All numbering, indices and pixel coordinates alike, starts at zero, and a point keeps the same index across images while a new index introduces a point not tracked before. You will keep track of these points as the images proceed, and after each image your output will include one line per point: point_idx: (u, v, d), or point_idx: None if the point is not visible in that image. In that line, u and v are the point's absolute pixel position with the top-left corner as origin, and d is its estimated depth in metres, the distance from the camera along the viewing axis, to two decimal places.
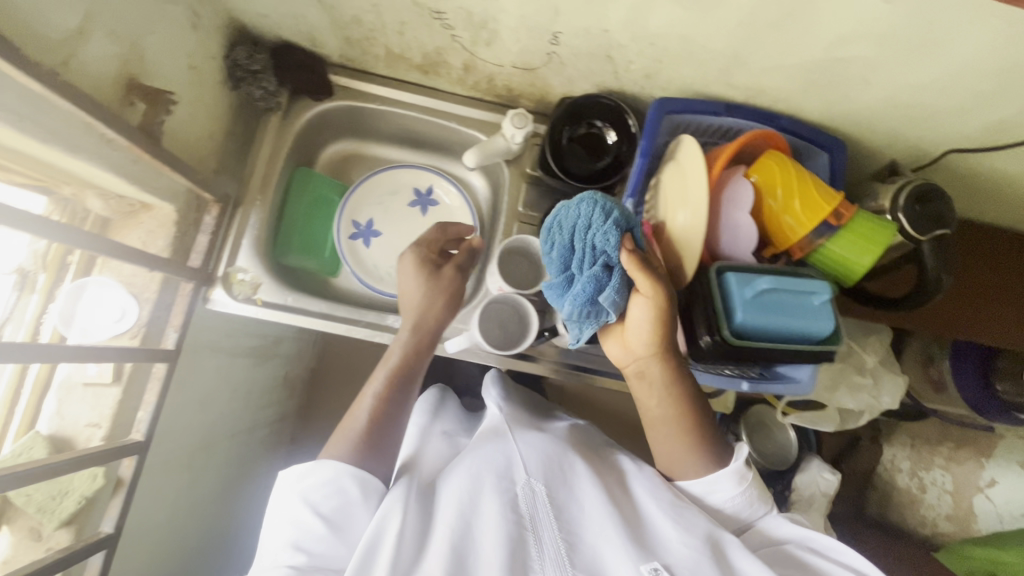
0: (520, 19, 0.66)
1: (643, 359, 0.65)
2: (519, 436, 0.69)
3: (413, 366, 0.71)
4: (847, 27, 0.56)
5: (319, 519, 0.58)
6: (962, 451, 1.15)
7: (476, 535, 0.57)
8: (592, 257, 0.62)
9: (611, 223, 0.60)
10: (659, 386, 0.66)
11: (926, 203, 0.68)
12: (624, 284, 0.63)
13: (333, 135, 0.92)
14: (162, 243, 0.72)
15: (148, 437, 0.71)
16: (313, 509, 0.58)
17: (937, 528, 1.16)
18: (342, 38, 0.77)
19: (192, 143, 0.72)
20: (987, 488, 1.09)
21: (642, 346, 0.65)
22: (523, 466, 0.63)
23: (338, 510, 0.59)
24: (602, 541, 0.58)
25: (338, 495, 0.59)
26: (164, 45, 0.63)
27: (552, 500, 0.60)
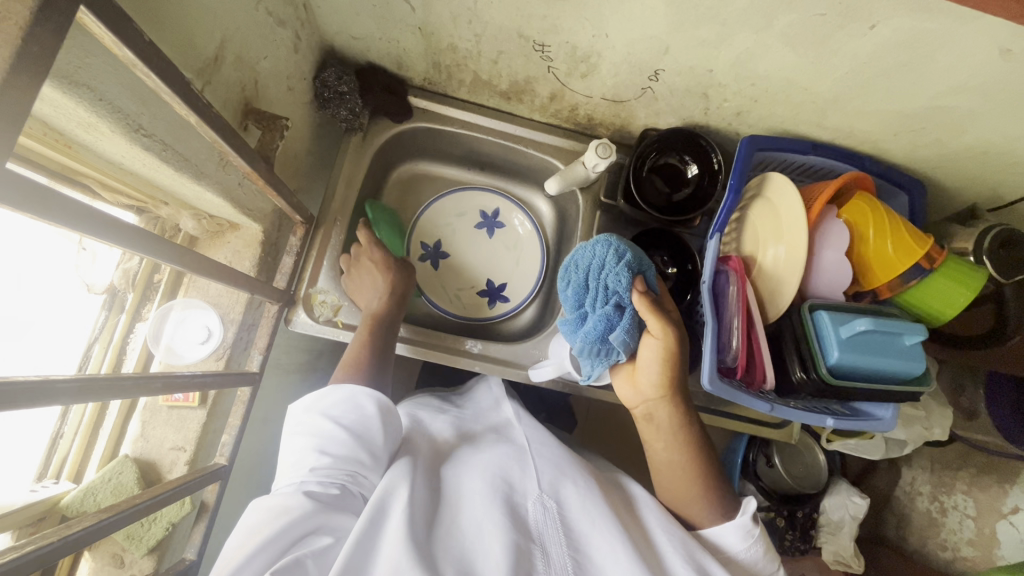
0: (625, 56, 0.67)
1: (652, 401, 0.64)
2: (535, 450, 0.68)
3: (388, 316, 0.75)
4: (959, 80, 0.58)
5: (340, 431, 0.60)
6: (983, 477, 1.15)
7: (481, 540, 0.55)
8: (606, 294, 0.63)
9: (623, 265, 0.61)
10: (667, 430, 0.64)
11: (1013, 246, 0.69)
12: (634, 325, 0.62)
13: (404, 156, 0.92)
14: (249, 263, 0.71)
15: (231, 461, 0.68)
16: (335, 420, 0.61)
17: (960, 552, 1.16)
18: (431, 63, 0.78)
19: (281, 164, 0.72)
20: (1011, 514, 1.08)
21: (653, 388, 0.63)
22: (537, 481, 0.62)
23: (357, 424, 0.61)
24: (609, 559, 0.55)
25: (355, 410, 0.62)
26: (271, 68, 0.63)
27: (562, 516, 0.59)
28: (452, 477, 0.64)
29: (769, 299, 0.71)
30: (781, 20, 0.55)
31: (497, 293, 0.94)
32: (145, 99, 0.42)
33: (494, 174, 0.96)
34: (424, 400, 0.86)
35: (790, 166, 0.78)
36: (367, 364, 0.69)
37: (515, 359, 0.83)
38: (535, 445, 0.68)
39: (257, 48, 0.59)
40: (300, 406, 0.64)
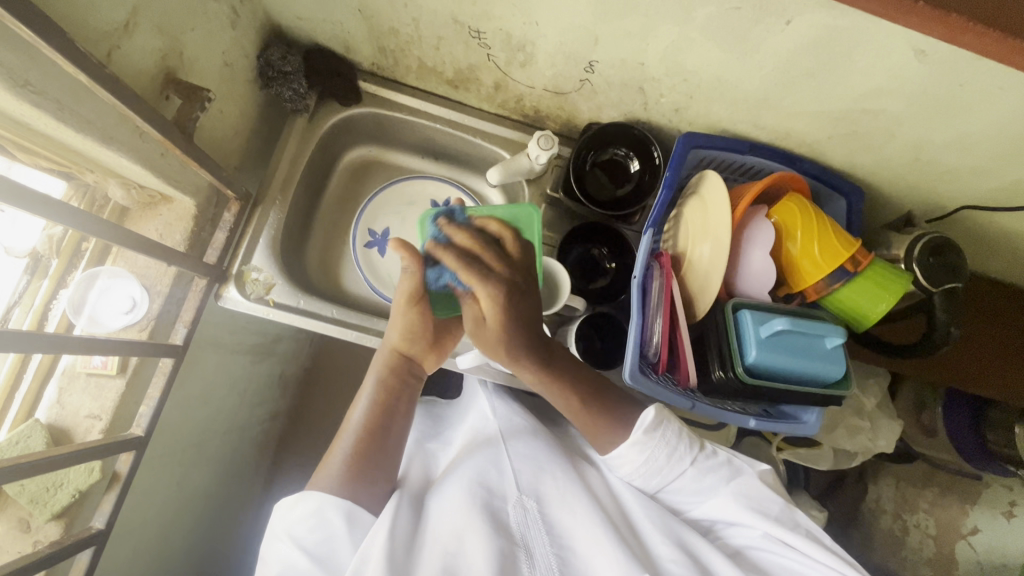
0: (558, 45, 0.67)
1: (494, 347, 0.66)
2: (512, 445, 0.69)
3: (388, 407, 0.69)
4: (879, 82, 0.58)
5: (305, 554, 0.56)
6: (945, 496, 1.15)
7: (464, 548, 0.57)
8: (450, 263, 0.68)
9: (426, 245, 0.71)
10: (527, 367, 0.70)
11: (941, 255, 0.69)
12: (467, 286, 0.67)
13: (355, 140, 0.92)
14: (179, 236, 0.71)
15: (148, 432, 0.69)
16: (297, 544, 0.57)
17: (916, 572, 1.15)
18: (377, 47, 0.78)
19: (216, 138, 0.72)
20: (970, 535, 1.10)
21: (492, 346, 0.66)
22: (515, 482, 0.64)
23: (322, 544, 0.57)
24: (593, 551, 0.57)
25: (320, 527, 0.58)
26: (201, 42, 0.64)
27: (543, 514, 0.61)
28: (439, 490, 0.66)
29: (698, 295, 0.71)
30: (698, 12, 0.55)
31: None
32: (24, 52, 0.44)
33: (447, 163, 0.96)
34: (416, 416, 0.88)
35: (729, 166, 0.79)
36: (366, 469, 0.64)
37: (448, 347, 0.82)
38: (511, 441, 0.70)
39: (180, 18, 0.60)
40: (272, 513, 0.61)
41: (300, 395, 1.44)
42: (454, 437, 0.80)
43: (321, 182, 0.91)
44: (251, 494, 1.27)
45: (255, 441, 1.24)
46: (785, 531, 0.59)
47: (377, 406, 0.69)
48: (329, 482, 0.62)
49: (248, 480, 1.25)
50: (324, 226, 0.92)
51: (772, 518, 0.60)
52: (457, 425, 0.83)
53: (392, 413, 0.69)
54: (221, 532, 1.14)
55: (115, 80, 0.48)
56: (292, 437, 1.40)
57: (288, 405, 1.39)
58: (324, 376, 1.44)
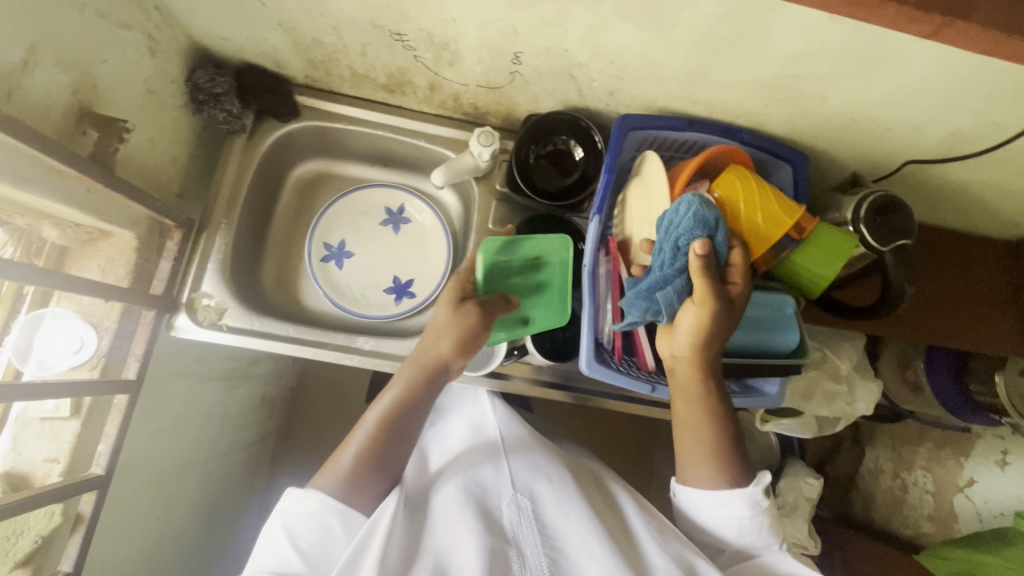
0: (480, 40, 0.66)
1: (679, 358, 0.62)
2: (511, 450, 0.71)
3: (400, 424, 0.67)
4: (799, 46, 0.57)
5: (297, 549, 0.58)
6: (942, 451, 1.15)
7: (456, 544, 0.58)
8: (694, 205, 0.59)
9: (691, 221, 0.59)
10: (694, 398, 0.63)
11: (887, 213, 0.69)
12: (674, 302, 0.61)
13: (300, 155, 0.91)
14: (123, 270, 0.70)
15: (109, 470, 0.68)
16: (291, 540, 0.59)
17: (920, 529, 1.16)
18: (306, 59, 0.77)
19: (150, 170, 0.72)
20: (967, 488, 1.09)
21: (680, 347, 0.62)
22: (511, 481, 0.65)
23: (316, 546, 0.59)
24: (582, 551, 0.59)
25: (318, 529, 0.60)
26: (117, 72, 0.63)
27: (537, 512, 0.63)
28: (439, 486, 0.68)
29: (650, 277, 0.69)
30: None
31: (405, 290, 0.93)
32: None
33: (397, 169, 0.96)
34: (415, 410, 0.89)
35: (670, 146, 0.78)
36: (371, 480, 0.64)
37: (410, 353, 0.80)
38: (509, 446, 0.72)
39: (88, 48, 0.58)
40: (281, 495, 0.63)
41: (289, 413, 1.44)
42: (451, 430, 0.81)
43: (271, 201, 0.91)
44: (246, 518, 1.28)
45: (243, 465, 1.25)
46: None
47: (397, 411, 0.67)
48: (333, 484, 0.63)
49: (240, 504, 1.25)
50: (279, 245, 0.92)
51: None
52: (453, 417, 0.84)
53: (411, 420, 0.67)
54: (217, 559, 1.14)
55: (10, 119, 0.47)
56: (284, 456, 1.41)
57: (277, 424, 1.40)
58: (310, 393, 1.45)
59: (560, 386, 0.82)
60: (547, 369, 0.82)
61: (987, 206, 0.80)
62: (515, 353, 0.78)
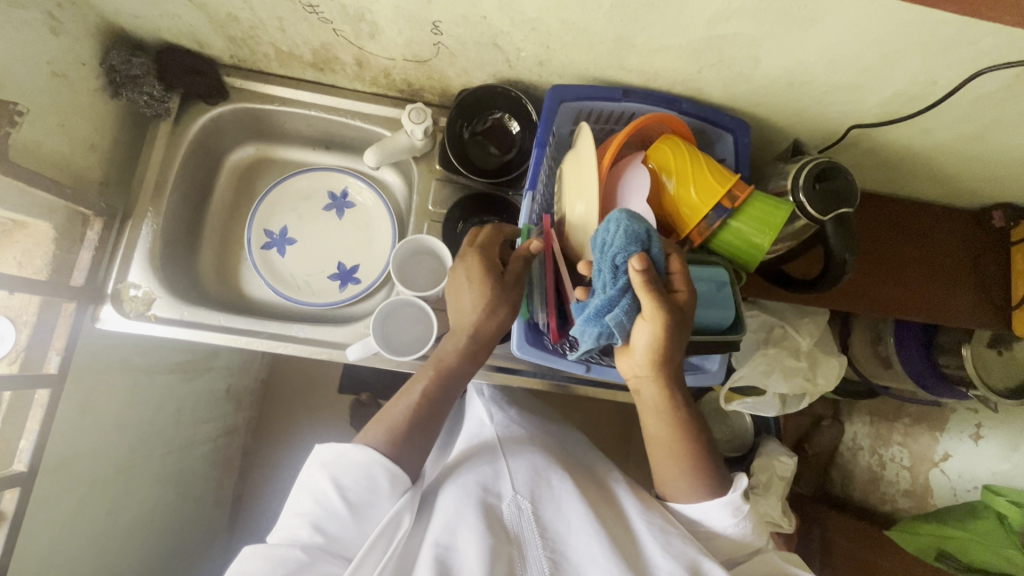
0: (395, 9, 0.63)
1: (643, 377, 0.61)
2: (508, 451, 0.71)
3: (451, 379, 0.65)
4: (720, 3, 0.54)
5: (341, 504, 0.56)
6: (917, 426, 1.15)
7: (457, 543, 0.58)
8: (623, 221, 0.54)
9: (625, 237, 0.54)
10: (657, 411, 0.63)
11: (827, 180, 0.66)
12: (623, 325, 0.58)
13: (236, 140, 0.89)
14: (40, 262, 0.68)
15: (33, 466, 0.67)
16: (340, 490, 0.57)
17: (896, 504, 1.15)
18: (226, 37, 0.74)
19: (63, 156, 0.69)
20: (942, 463, 1.09)
21: (640, 366, 0.60)
22: (510, 482, 0.65)
23: (363, 499, 0.57)
24: (586, 557, 0.58)
25: (367, 483, 0.57)
26: (10, 51, 0.60)
27: (537, 515, 0.62)
28: (440, 486, 0.67)
29: (582, 251, 0.66)
30: None
31: (350, 276, 0.91)
32: None
33: (339, 152, 0.93)
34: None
35: (609, 118, 0.75)
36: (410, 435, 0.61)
37: (344, 340, 0.78)
38: (507, 447, 0.72)
39: None
40: (320, 446, 0.60)
41: (260, 406, 1.43)
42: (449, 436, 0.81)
43: (207, 187, 0.88)
44: (215, 511, 1.27)
45: (209, 458, 1.23)
46: None
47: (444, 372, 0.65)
48: (378, 436, 0.61)
49: (207, 498, 1.24)
50: (219, 233, 0.89)
51: None
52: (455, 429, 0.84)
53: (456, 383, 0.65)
54: (183, 552, 1.14)
55: None
56: (255, 449, 1.40)
57: (246, 417, 1.39)
58: (280, 385, 1.44)
59: (504, 368, 0.81)
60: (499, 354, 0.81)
61: (940, 172, 0.78)
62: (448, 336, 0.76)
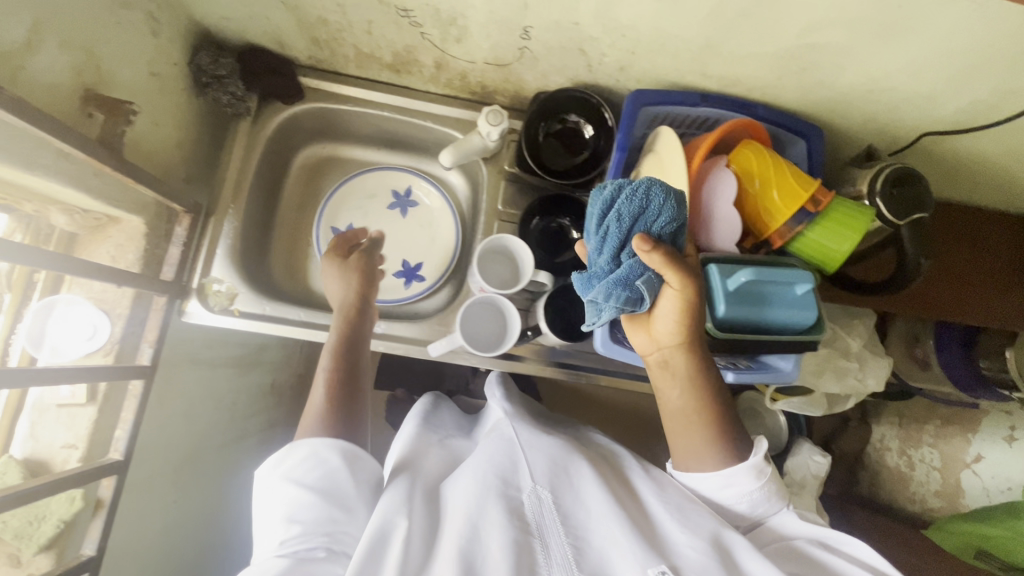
0: (489, 15, 0.65)
1: (669, 348, 0.62)
2: (525, 440, 0.70)
3: (356, 352, 0.71)
4: (818, 13, 0.56)
5: (307, 491, 0.58)
6: (948, 428, 1.15)
7: (480, 536, 0.56)
8: (667, 188, 0.55)
9: (666, 206, 0.56)
10: (683, 378, 0.62)
11: (904, 186, 0.68)
12: (652, 288, 0.59)
13: (306, 139, 0.90)
14: (132, 256, 0.70)
15: (127, 455, 0.69)
16: (298, 483, 0.59)
17: (926, 504, 1.16)
18: (310, 39, 0.76)
19: (155, 152, 0.71)
20: (974, 464, 1.09)
21: (667, 335, 0.61)
22: (529, 472, 0.64)
23: (323, 480, 0.59)
24: (610, 542, 0.57)
25: (319, 466, 0.60)
26: (120, 52, 0.62)
27: (558, 504, 0.61)
28: (459, 477, 0.65)
29: None
30: None
31: (414, 273, 0.92)
32: None
33: (404, 152, 0.94)
34: (425, 411, 0.88)
35: (683, 121, 0.76)
36: (338, 406, 0.66)
37: (426, 336, 0.80)
38: (525, 438, 0.70)
39: (91, 29, 0.57)
40: (266, 459, 0.62)
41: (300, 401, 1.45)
42: None
43: (277, 185, 0.90)
44: None
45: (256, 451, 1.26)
46: (833, 535, 0.60)
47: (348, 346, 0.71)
48: (315, 428, 0.64)
49: None
50: (287, 230, 0.91)
51: (820, 531, 0.61)
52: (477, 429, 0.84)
53: (361, 348, 0.72)
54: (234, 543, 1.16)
55: (21, 101, 0.47)
56: None
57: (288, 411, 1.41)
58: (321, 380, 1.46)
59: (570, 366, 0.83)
60: (559, 350, 0.80)
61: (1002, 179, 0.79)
62: (528, 334, 0.78)
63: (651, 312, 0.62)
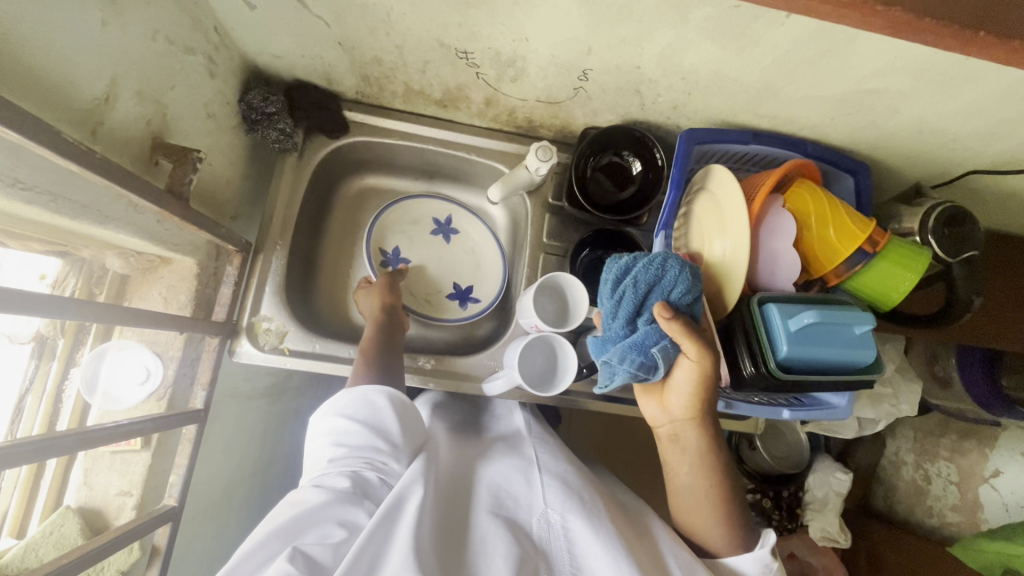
0: (550, 58, 0.65)
1: (680, 422, 0.62)
2: (542, 463, 0.67)
3: (389, 325, 0.78)
4: (883, 64, 0.57)
5: (355, 422, 0.62)
6: (966, 442, 1.11)
7: (486, 549, 0.55)
8: (683, 262, 0.58)
9: (680, 276, 0.58)
10: (693, 453, 0.62)
11: (956, 225, 0.69)
12: (667, 358, 0.58)
13: (347, 170, 0.90)
14: (185, 298, 0.69)
15: (181, 501, 0.67)
16: (348, 418, 0.62)
17: (945, 518, 1.11)
18: (360, 76, 0.75)
19: (208, 193, 0.70)
20: (993, 478, 1.05)
21: (680, 410, 0.61)
22: (542, 499, 0.61)
23: (369, 416, 0.62)
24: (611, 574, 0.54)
25: (367, 406, 0.63)
26: (182, 98, 0.61)
27: (569, 537, 0.58)
28: (469, 487, 0.65)
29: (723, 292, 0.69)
30: (696, 14, 0.54)
31: (467, 295, 0.92)
32: (11, 151, 0.41)
33: (443, 182, 0.94)
34: (436, 401, 0.86)
35: (732, 157, 0.77)
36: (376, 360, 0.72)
37: (471, 372, 0.82)
38: (543, 460, 0.68)
39: (158, 79, 0.56)
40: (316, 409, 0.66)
41: None
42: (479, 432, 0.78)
43: (319, 217, 0.89)
44: None
45: None
46: None
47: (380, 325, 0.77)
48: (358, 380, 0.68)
49: None
50: (329, 262, 0.90)
51: None
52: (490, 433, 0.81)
53: (394, 325, 0.78)
54: None
55: (108, 162, 0.46)
56: None
57: None
58: None
59: (617, 399, 0.82)
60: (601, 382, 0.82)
61: None
62: (584, 371, 0.79)
63: (665, 382, 0.62)
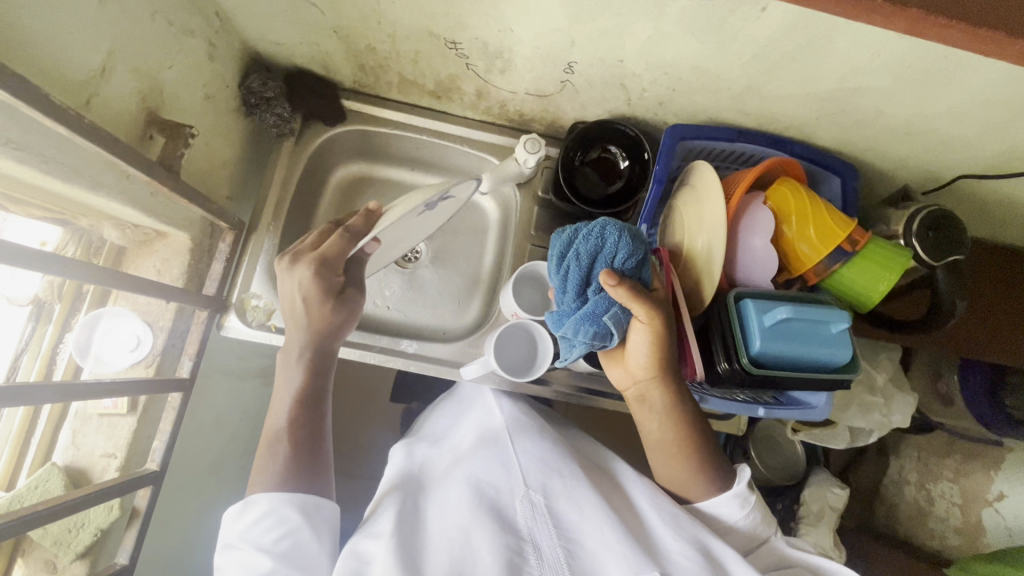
0: (535, 50, 0.67)
1: (643, 382, 0.63)
2: (516, 444, 0.68)
3: (319, 389, 0.68)
4: (861, 62, 0.57)
5: (266, 556, 0.57)
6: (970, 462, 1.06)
7: (471, 543, 0.56)
8: (622, 228, 0.58)
9: (623, 242, 0.58)
10: (659, 410, 0.62)
11: (941, 228, 0.68)
12: (618, 325, 0.60)
13: (344, 158, 0.92)
14: (177, 271, 0.72)
15: (163, 465, 0.69)
16: (260, 548, 0.57)
17: (945, 541, 1.06)
18: (356, 65, 0.78)
19: (204, 171, 0.73)
20: (996, 502, 1.00)
21: (641, 370, 0.62)
22: (523, 479, 0.63)
23: (285, 541, 0.58)
24: (599, 549, 0.56)
25: (279, 526, 0.58)
26: (180, 78, 0.64)
27: (552, 512, 0.59)
28: (451, 483, 0.65)
29: (700, 286, 0.69)
30: (671, 7, 0.55)
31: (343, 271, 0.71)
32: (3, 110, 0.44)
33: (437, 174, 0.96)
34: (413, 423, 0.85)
35: (719, 155, 0.78)
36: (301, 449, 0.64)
37: (453, 358, 0.83)
38: (517, 441, 0.69)
39: (156, 57, 0.59)
40: (222, 528, 0.61)
41: None
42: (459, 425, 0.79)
43: (315, 202, 0.91)
44: None
45: None
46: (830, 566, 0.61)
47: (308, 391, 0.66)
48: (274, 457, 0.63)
49: None
50: None
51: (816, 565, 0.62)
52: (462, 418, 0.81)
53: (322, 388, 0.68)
54: None
55: (97, 128, 0.49)
56: None
57: None
58: None
59: (597, 391, 0.83)
60: (582, 374, 0.82)
61: None
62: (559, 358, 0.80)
63: (624, 346, 0.63)
